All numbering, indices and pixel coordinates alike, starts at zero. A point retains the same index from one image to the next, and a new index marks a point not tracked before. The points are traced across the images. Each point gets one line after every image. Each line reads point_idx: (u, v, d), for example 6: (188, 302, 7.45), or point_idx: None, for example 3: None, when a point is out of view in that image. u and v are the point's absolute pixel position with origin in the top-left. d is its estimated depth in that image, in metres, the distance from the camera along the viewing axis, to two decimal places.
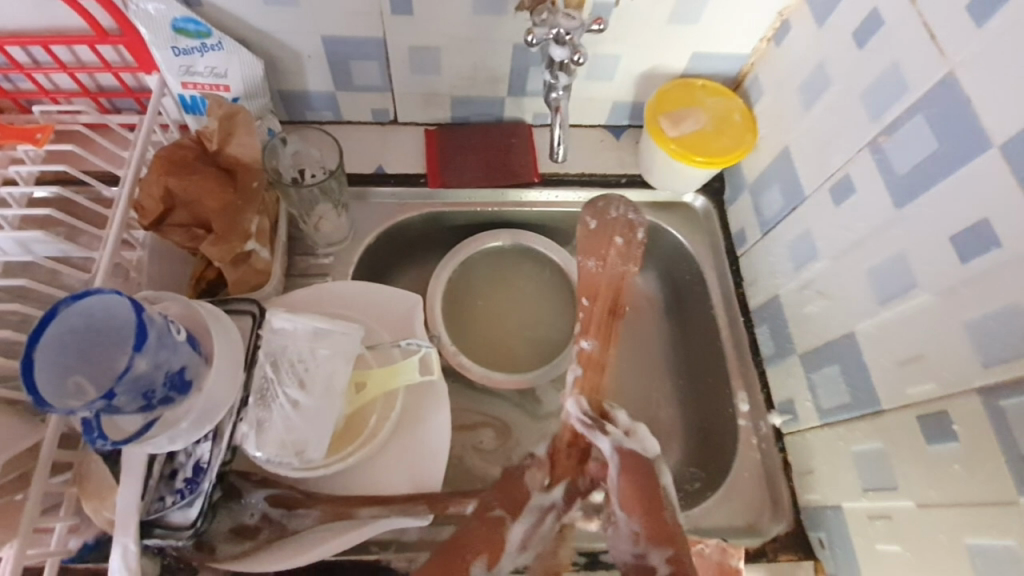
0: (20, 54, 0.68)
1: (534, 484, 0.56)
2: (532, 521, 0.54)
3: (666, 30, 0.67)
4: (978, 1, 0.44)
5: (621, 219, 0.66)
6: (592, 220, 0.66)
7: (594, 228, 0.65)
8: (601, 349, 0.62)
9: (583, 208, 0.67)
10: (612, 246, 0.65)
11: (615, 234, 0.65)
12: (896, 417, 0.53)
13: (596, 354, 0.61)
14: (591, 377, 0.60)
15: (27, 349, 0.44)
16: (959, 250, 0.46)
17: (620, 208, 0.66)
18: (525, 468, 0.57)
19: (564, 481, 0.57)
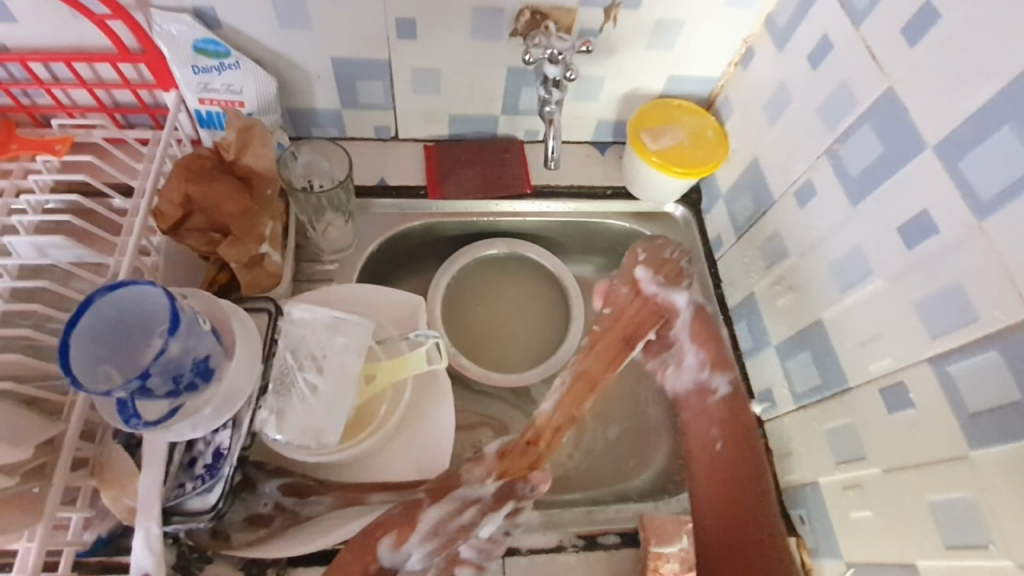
0: (42, 71, 0.72)
1: (471, 477, 0.63)
2: (451, 508, 0.60)
3: (645, 55, 0.75)
4: (909, 26, 0.51)
5: (673, 261, 0.76)
6: (645, 254, 0.76)
7: (644, 259, 0.76)
8: (599, 371, 0.75)
9: (641, 241, 0.77)
10: (656, 280, 0.75)
11: (661, 271, 0.75)
12: (862, 393, 0.59)
13: (591, 373, 0.75)
14: (580, 389, 0.74)
15: (65, 335, 0.47)
16: (907, 238, 0.53)
17: (675, 251, 0.76)
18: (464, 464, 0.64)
19: (501, 478, 0.64)
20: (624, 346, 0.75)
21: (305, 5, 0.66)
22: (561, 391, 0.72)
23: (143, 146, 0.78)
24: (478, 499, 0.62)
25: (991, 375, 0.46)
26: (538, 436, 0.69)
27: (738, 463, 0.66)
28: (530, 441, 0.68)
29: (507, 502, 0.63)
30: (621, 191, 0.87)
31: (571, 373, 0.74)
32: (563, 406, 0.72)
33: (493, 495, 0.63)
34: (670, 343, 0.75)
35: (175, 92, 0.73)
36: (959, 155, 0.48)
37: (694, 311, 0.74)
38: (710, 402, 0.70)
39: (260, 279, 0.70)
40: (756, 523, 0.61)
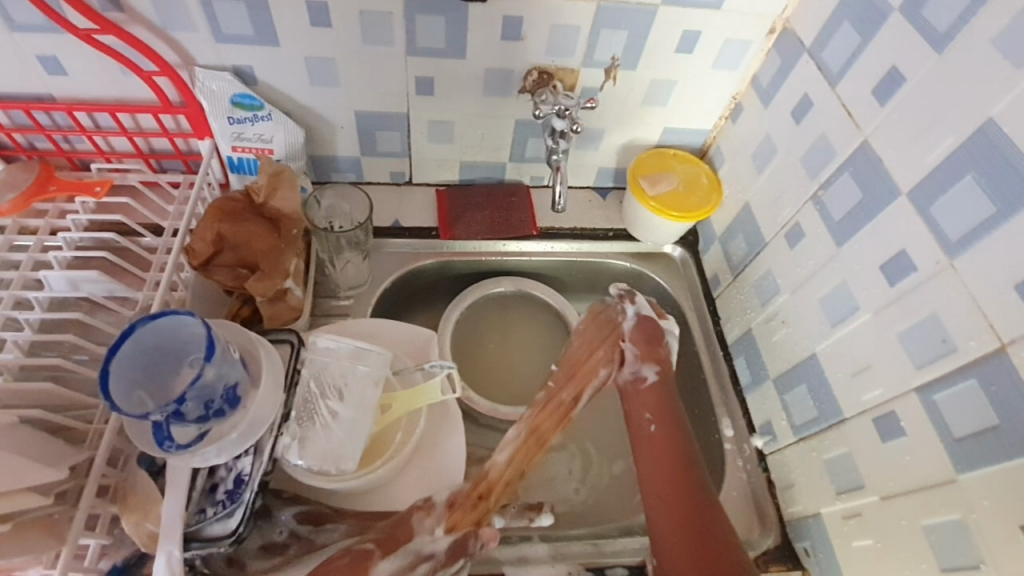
0: (86, 119, 0.77)
1: (421, 529, 0.60)
2: (402, 562, 0.58)
3: (643, 109, 0.82)
4: (879, 87, 0.58)
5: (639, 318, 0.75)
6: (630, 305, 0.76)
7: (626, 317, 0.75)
8: (546, 427, 0.73)
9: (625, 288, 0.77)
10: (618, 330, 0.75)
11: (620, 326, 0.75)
12: (857, 423, 0.61)
13: (541, 430, 0.73)
14: (528, 444, 0.71)
15: (107, 360, 0.51)
16: (888, 275, 0.57)
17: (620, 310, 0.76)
18: (416, 513, 0.62)
19: (455, 531, 0.61)
20: (592, 368, 0.74)
21: (334, 65, 0.73)
22: (508, 443, 0.69)
23: (175, 189, 0.83)
24: (429, 554, 0.59)
25: (972, 401, 0.50)
26: (489, 488, 0.66)
27: (647, 447, 0.66)
28: (478, 495, 0.65)
29: (458, 559, 0.60)
30: (621, 233, 0.92)
31: (524, 427, 0.71)
32: (513, 457, 0.69)
33: (445, 550, 0.60)
34: (618, 346, 0.74)
35: (209, 140, 0.79)
36: (928, 200, 0.53)
37: (639, 319, 0.75)
38: (641, 389, 0.71)
39: (282, 312, 0.74)
40: (680, 499, 0.61)
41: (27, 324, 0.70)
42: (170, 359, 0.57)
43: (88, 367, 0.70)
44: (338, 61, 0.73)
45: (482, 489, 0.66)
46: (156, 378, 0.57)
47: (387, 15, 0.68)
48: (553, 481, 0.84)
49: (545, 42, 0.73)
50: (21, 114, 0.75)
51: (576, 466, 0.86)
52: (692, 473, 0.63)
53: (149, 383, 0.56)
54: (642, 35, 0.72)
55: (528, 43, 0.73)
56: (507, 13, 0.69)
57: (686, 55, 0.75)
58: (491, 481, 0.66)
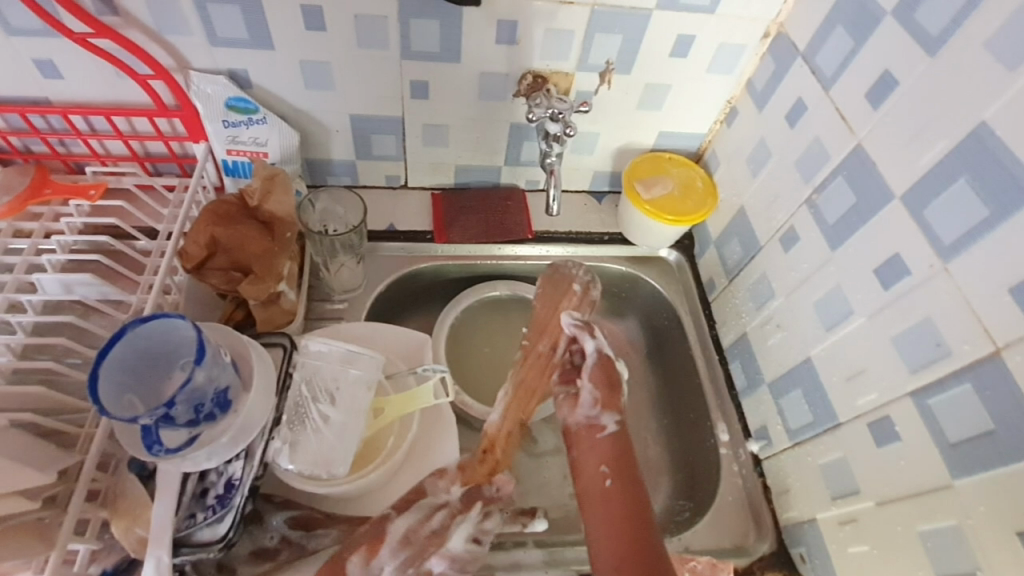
0: (81, 122, 0.77)
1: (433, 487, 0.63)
2: (419, 516, 0.61)
3: (638, 113, 0.82)
4: (873, 90, 0.58)
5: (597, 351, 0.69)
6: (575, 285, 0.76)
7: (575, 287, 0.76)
8: (534, 380, 0.73)
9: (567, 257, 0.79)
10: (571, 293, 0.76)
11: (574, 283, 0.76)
12: (852, 428, 0.61)
13: (529, 384, 0.73)
14: (523, 399, 0.73)
15: (95, 364, 0.50)
16: (882, 278, 0.57)
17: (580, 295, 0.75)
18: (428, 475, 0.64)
19: (467, 485, 0.64)
20: (558, 321, 0.74)
21: (330, 69, 0.73)
22: (504, 404, 0.72)
23: (170, 192, 0.83)
24: (444, 504, 0.62)
25: (966, 407, 0.50)
26: (492, 443, 0.70)
27: (589, 487, 0.61)
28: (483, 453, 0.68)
29: (475, 504, 0.63)
30: (617, 237, 0.92)
31: (511, 384, 0.73)
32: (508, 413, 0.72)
33: (460, 500, 0.63)
34: (575, 382, 0.68)
35: (205, 143, 0.79)
36: (922, 204, 0.53)
37: (600, 356, 0.69)
38: (598, 437, 0.64)
39: (275, 315, 0.74)
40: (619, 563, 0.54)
41: (20, 327, 0.70)
42: (160, 362, 0.57)
43: (80, 370, 0.70)
44: (334, 65, 0.73)
45: (487, 443, 0.69)
46: (147, 381, 0.57)
47: (382, 20, 0.68)
48: (548, 486, 0.84)
49: (540, 46, 0.73)
50: (16, 117, 0.75)
51: (571, 471, 0.85)
52: (650, 539, 0.56)
53: (140, 387, 0.56)
54: (637, 39, 0.72)
55: (523, 47, 0.73)
56: (501, 18, 0.69)
57: (680, 59, 0.75)
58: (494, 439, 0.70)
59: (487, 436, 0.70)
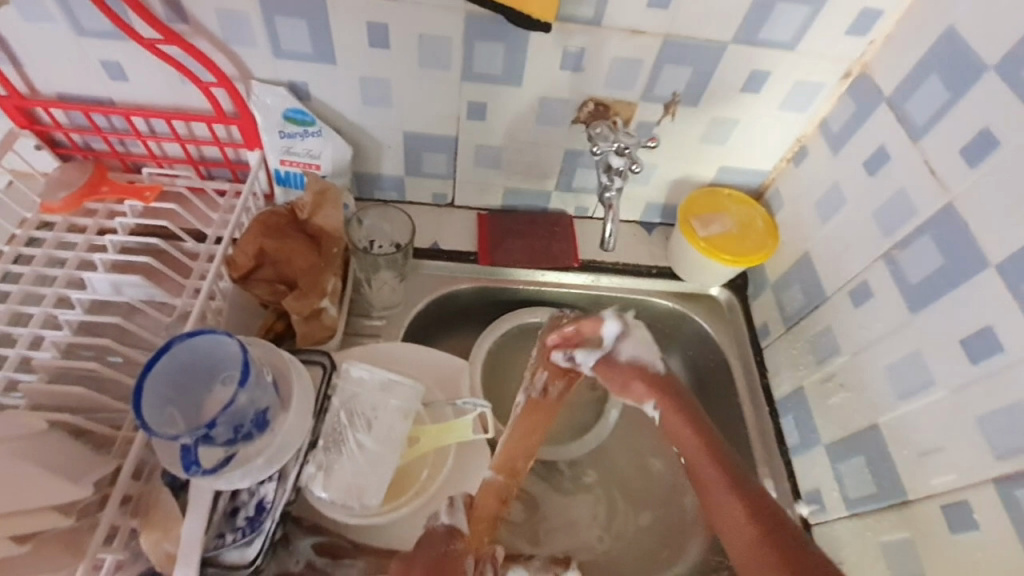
0: (142, 124, 0.78)
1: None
2: None
3: (699, 147, 0.79)
4: (969, 146, 0.54)
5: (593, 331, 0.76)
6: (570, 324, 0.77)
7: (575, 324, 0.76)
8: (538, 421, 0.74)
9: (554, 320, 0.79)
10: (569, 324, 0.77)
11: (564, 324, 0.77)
12: (923, 508, 0.56)
13: (526, 442, 0.72)
14: (533, 419, 0.74)
15: (141, 377, 0.50)
16: (970, 351, 0.53)
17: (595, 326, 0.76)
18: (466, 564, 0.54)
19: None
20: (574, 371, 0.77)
21: (390, 86, 0.73)
22: (518, 419, 0.72)
23: (220, 197, 0.83)
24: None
25: None
26: (514, 455, 0.70)
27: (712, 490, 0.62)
28: (501, 479, 0.66)
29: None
30: (665, 271, 0.88)
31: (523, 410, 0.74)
32: (527, 432, 0.73)
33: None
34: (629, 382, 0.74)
35: (259, 151, 0.79)
36: (1023, 276, 0.49)
37: (636, 364, 0.75)
38: (651, 372, 0.74)
39: (316, 331, 0.73)
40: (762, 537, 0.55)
41: (67, 324, 0.70)
42: (202, 376, 0.56)
43: (121, 371, 0.70)
44: (393, 82, 0.72)
45: (504, 467, 0.68)
46: (187, 395, 0.56)
47: (447, 41, 0.67)
48: (576, 526, 0.81)
49: (605, 74, 0.70)
50: (80, 116, 0.77)
51: (601, 512, 0.82)
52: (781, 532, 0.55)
53: (181, 401, 0.56)
54: (707, 73, 0.70)
55: (587, 75, 0.70)
56: (570, 45, 0.67)
57: (751, 95, 0.72)
58: (513, 459, 0.69)
59: (502, 453, 0.69)
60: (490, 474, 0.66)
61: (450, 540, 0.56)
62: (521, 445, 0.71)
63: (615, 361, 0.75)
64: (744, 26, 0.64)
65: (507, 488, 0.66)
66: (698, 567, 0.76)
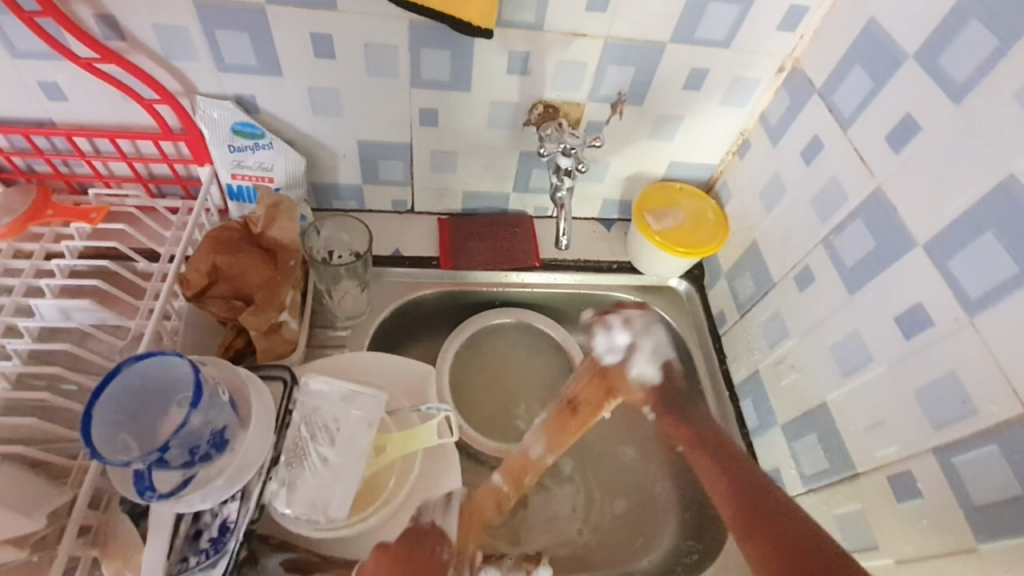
0: (85, 144, 0.76)
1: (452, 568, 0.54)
2: None
3: (649, 144, 0.81)
4: (893, 133, 0.56)
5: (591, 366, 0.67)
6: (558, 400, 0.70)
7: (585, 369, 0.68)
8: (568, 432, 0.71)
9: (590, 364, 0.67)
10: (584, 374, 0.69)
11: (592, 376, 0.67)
12: (871, 479, 0.59)
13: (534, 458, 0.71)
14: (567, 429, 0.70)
15: (89, 405, 0.49)
16: (903, 327, 0.55)
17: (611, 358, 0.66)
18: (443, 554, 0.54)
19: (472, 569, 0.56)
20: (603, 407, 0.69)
21: (338, 96, 0.72)
22: (541, 432, 0.70)
23: (173, 215, 0.82)
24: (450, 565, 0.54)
25: (994, 468, 0.47)
26: (525, 470, 0.72)
27: (714, 488, 0.55)
28: (505, 488, 0.71)
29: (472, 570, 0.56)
30: (625, 265, 0.90)
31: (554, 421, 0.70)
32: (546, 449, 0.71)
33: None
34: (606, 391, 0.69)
35: (209, 166, 0.78)
36: (946, 254, 0.51)
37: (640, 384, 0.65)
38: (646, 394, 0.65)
39: (276, 345, 0.72)
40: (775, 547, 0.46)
41: (15, 354, 0.68)
42: (156, 398, 0.55)
43: (75, 399, 0.68)
44: (342, 92, 0.72)
45: (513, 477, 0.72)
46: (142, 419, 0.55)
47: (392, 49, 0.67)
48: (556, 521, 0.82)
49: (551, 77, 0.72)
50: (19, 138, 0.74)
51: (579, 504, 0.84)
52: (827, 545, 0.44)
53: (135, 426, 0.54)
54: (650, 72, 0.71)
55: (534, 78, 0.72)
56: (514, 49, 0.68)
57: (694, 91, 0.74)
58: (521, 472, 0.72)
59: (514, 462, 0.71)
60: (497, 481, 0.70)
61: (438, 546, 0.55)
62: (537, 460, 0.71)
63: (625, 374, 0.65)
64: (680, 26, 0.66)
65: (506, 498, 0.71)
66: (671, 553, 0.78)
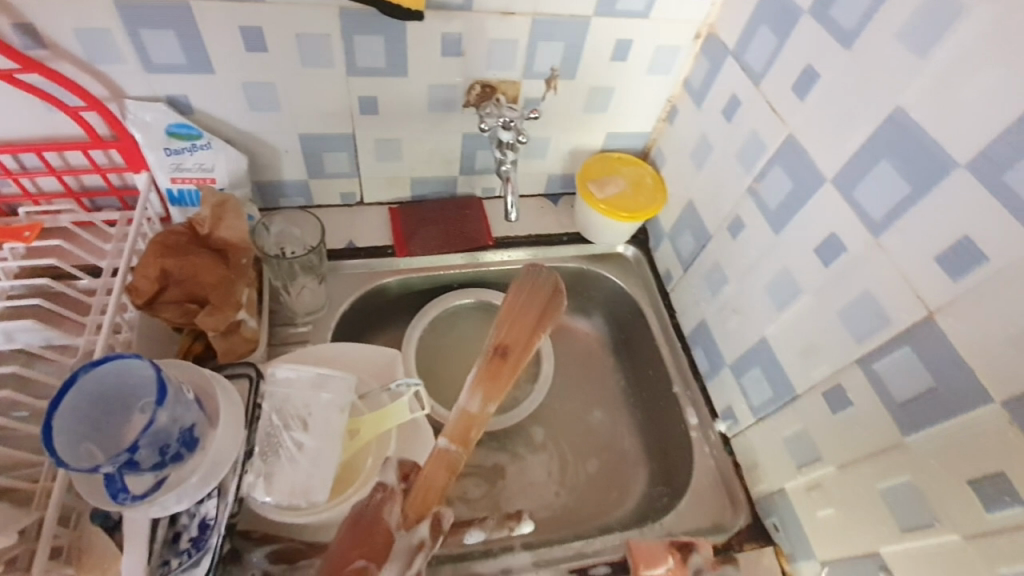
0: (9, 161, 0.73)
1: (391, 519, 0.57)
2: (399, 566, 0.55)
3: (585, 117, 0.85)
4: (797, 83, 0.62)
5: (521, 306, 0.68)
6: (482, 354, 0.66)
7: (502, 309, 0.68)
8: (497, 381, 0.64)
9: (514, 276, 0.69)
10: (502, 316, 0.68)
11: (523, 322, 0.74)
12: (809, 398, 0.65)
13: (473, 412, 0.63)
14: (495, 377, 0.64)
15: (48, 415, 0.48)
16: (823, 257, 0.61)
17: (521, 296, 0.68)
18: (380, 503, 0.58)
19: (421, 517, 0.57)
20: (536, 327, 0.66)
21: (274, 89, 0.72)
22: (473, 383, 0.63)
23: (111, 227, 0.79)
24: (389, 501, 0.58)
25: (907, 367, 0.54)
26: (470, 424, 0.62)
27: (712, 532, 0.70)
28: (454, 449, 0.61)
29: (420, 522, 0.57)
30: (575, 236, 0.94)
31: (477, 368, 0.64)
32: (485, 401, 0.64)
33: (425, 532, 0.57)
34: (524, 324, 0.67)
35: (146, 173, 0.76)
36: (852, 184, 0.57)
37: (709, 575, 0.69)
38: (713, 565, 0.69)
39: (236, 345, 0.71)
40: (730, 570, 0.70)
41: None
42: (117, 405, 0.54)
43: (29, 423, 0.66)
44: (278, 85, 0.72)
45: (459, 436, 0.62)
46: (104, 427, 0.54)
47: (324, 38, 0.68)
48: (534, 486, 0.85)
49: (485, 56, 0.74)
50: None
51: (554, 468, 0.87)
52: None
53: (98, 435, 0.53)
54: (578, 47, 0.75)
55: (468, 59, 0.74)
56: (445, 31, 0.70)
57: (621, 62, 0.78)
58: (468, 429, 0.62)
59: (456, 422, 0.62)
60: (442, 443, 0.61)
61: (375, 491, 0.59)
62: (479, 413, 0.63)
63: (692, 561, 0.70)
64: (601, 0, 0.70)
65: (460, 459, 0.60)
66: (645, 500, 0.82)
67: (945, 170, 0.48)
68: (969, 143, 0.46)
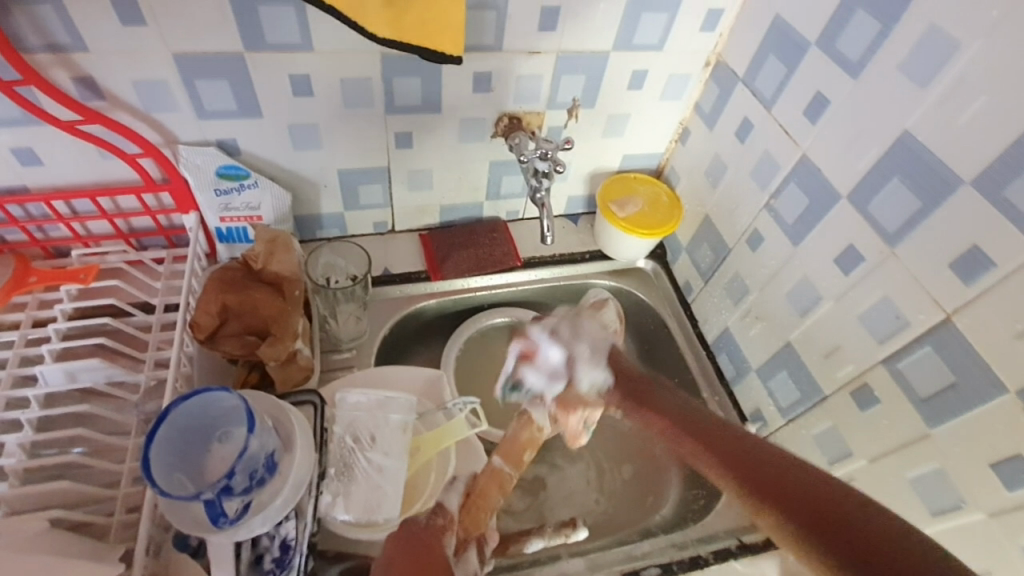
0: (63, 206, 0.76)
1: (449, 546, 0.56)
2: None
3: (604, 141, 0.90)
4: (809, 108, 0.68)
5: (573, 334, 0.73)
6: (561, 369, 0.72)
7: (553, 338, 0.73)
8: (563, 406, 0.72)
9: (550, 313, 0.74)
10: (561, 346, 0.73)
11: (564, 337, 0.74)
12: (836, 398, 0.70)
13: (525, 436, 0.72)
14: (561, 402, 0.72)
15: (146, 448, 0.51)
16: (842, 267, 0.67)
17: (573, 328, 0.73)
18: (439, 529, 0.57)
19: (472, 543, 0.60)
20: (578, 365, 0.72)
21: (318, 130, 0.77)
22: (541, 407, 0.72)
23: (159, 266, 0.82)
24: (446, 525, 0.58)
25: (927, 365, 0.59)
26: (523, 447, 0.72)
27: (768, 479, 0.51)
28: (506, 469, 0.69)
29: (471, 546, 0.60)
30: (596, 254, 0.99)
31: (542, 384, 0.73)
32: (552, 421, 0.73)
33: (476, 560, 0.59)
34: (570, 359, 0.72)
35: (195, 213, 0.79)
36: (866, 200, 0.63)
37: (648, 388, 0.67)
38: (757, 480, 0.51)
39: (293, 374, 0.74)
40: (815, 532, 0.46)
41: (26, 423, 0.68)
42: (199, 436, 0.58)
43: (98, 458, 0.69)
44: (321, 126, 0.76)
45: (512, 457, 0.71)
46: (189, 458, 0.57)
47: (367, 81, 0.73)
48: (573, 494, 0.89)
49: (513, 91, 0.79)
50: None
51: (591, 476, 0.91)
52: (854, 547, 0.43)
53: (185, 464, 0.56)
54: (598, 78, 0.81)
55: (497, 94, 0.79)
56: (478, 71, 0.75)
57: (637, 90, 0.84)
58: (521, 450, 0.71)
59: (509, 442, 0.71)
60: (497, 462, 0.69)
61: (432, 516, 0.58)
62: (532, 437, 0.72)
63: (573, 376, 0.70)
64: (619, 36, 0.76)
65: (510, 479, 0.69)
66: (681, 502, 0.84)
67: (951, 187, 0.54)
68: (973, 164, 0.52)
